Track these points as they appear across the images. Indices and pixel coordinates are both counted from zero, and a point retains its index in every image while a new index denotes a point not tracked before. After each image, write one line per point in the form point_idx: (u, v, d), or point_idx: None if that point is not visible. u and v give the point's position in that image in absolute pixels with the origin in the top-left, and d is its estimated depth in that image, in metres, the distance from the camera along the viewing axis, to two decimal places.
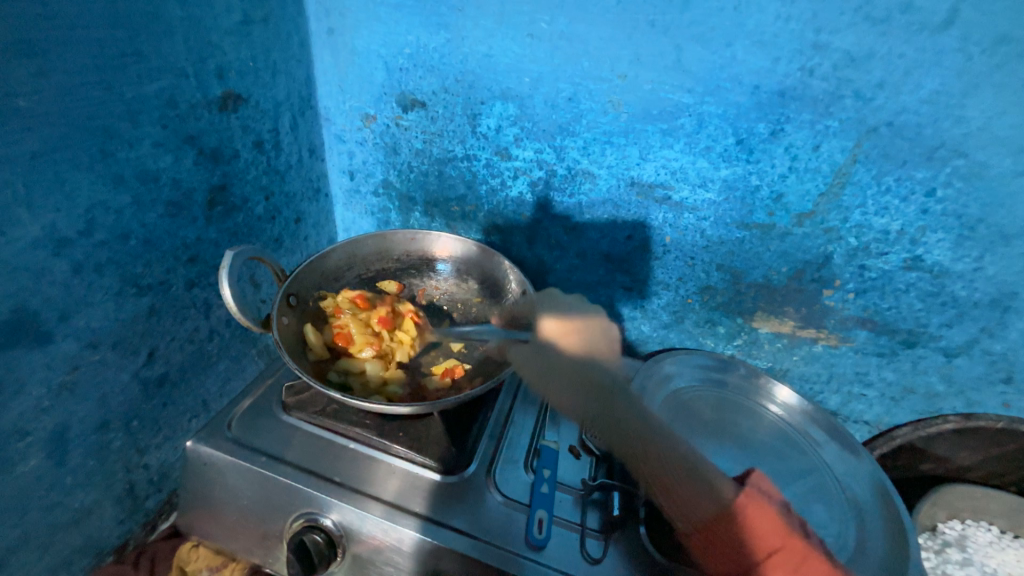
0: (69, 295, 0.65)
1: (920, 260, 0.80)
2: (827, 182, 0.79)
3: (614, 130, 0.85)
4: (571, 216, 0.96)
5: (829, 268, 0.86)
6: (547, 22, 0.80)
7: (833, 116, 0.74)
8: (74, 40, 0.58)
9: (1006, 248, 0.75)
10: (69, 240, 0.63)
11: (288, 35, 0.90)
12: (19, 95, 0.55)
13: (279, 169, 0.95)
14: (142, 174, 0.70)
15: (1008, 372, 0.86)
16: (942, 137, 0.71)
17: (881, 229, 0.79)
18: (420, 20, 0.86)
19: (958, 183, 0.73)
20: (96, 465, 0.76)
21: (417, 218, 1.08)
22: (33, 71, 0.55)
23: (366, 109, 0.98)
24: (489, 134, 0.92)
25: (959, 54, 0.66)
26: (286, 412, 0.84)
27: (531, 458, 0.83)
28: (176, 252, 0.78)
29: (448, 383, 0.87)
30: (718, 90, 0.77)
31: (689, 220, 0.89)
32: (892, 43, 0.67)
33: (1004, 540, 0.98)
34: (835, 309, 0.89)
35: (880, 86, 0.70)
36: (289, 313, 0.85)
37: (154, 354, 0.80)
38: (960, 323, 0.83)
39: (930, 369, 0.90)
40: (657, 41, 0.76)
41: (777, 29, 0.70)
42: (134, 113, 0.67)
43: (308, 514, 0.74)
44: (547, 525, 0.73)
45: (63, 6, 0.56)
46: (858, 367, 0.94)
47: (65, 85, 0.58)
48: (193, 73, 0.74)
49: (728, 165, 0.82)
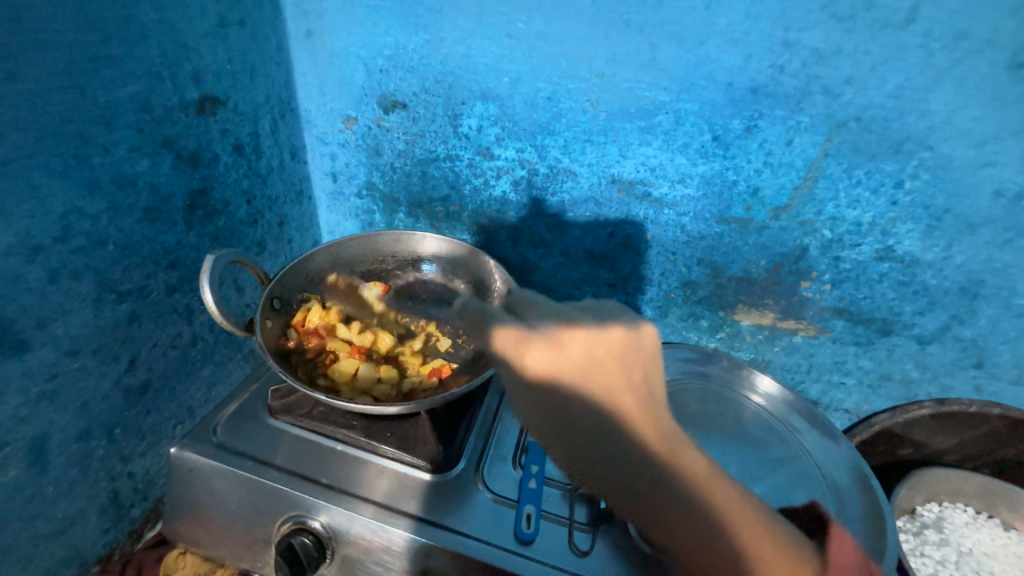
0: (45, 302, 0.64)
1: (892, 251, 0.82)
2: (801, 176, 0.81)
3: (594, 129, 0.86)
4: (554, 215, 0.97)
5: (806, 260, 0.88)
6: (524, 22, 0.80)
7: (804, 112, 0.76)
8: (45, 45, 0.58)
9: (972, 237, 0.78)
10: (44, 247, 0.63)
11: (266, 37, 0.89)
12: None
13: (261, 172, 0.95)
14: (119, 179, 0.69)
15: (978, 357, 0.89)
16: (908, 130, 0.73)
17: (854, 221, 0.82)
18: (398, 21, 0.86)
19: (925, 174, 0.75)
20: (78, 474, 0.75)
21: (402, 219, 1.08)
22: (2, 77, 0.55)
23: (347, 111, 0.98)
24: (470, 135, 0.93)
25: (921, 50, 0.68)
26: (272, 416, 0.84)
27: (519, 455, 0.83)
28: (156, 257, 0.78)
29: (435, 382, 0.87)
30: (693, 87, 0.78)
31: (670, 216, 0.90)
32: (857, 40, 0.69)
33: (980, 521, 1.01)
34: (812, 301, 0.91)
35: (847, 82, 0.72)
36: (272, 317, 0.85)
37: (136, 360, 0.79)
38: (932, 311, 0.86)
39: (905, 356, 0.92)
40: (633, 40, 0.77)
41: (747, 27, 0.72)
42: (108, 118, 0.66)
43: (296, 517, 0.74)
44: (536, 519, 0.74)
45: (32, 10, 0.56)
46: (837, 356, 0.96)
47: (35, 90, 0.58)
48: (169, 76, 0.73)
49: (705, 161, 0.83)
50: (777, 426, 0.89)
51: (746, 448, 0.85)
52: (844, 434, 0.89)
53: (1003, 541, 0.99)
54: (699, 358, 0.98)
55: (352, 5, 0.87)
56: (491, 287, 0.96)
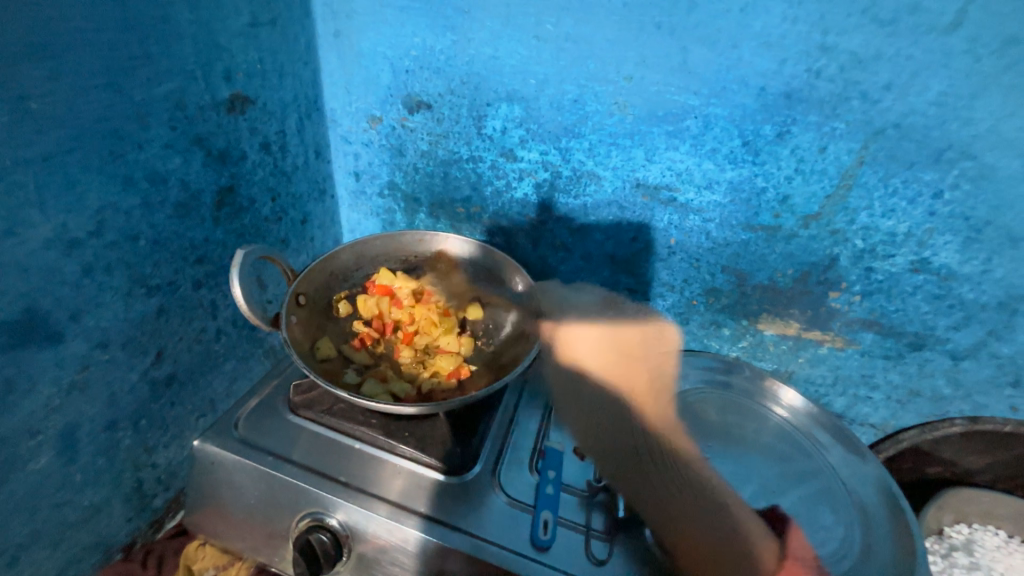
0: (79, 295, 0.66)
1: (927, 263, 0.80)
2: (833, 184, 0.78)
3: (620, 131, 0.85)
4: (577, 218, 0.96)
5: (835, 270, 0.85)
6: (553, 24, 0.80)
7: (839, 118, 0.74)
8: (86, 43, 0.59)
9: (1014, 250, 0.75)
10: (80, 241, 0.64)
11: (296, 37, 0.90)
12: (31, 98, 0.55)
13: (286, 170, 0.96)
14: (152, 175, 0.71)
15: (1016, 375, 0.86)
16: (949, 139, 0.71)
17: (888, 231, 0.79)
18: (426, 22, 0.86)
19: (965, 185, 0.73)
20: (105, 463, 0.76)
21: (422, 219, 1.08)
22: (44, 74, 0.56)
23: (372, 111, 0.98)
24: (494, 136, 0.92)
25: (966, 56, 0.66)
26: (293, 412, 0.85)
27: (535, 459, 0.83)
28: (184, 253, 0.79)
29: (454, 384, 0.87)
30: (724, 92, 0.77)
31: (695, 221, 0.89)
32: (899, 45, 0.67)
33: (1012, 545, 0.97)
34: (841, 312, 0.89)
35: (887, 88, 0.70)
36: (297, 312, 0.86)
37: (163, 353, 0.80)
38: (968, 326, 0.83)
39: (937, 372, 0.89)
40: (663, 43, 0.76)
41: (783, 31, 0.70)
42: (143, 115, 0.67)
43: (314, 513, 0.74)
44: (552, 526, 0.73)
45: (74, 9, 0.57)
46: (864, 369, 0.94)
47: (75, 87, 0.59)
48: (202, 75, 0.74)
49: (734, 166, 0.82)
50: (799, 438, 0.87)
51: (768, 461, 0.83)
52: (870, 450, 0.86)
53: None
54: (720, 367, 0.96)
55: (381, 7, 0.87)
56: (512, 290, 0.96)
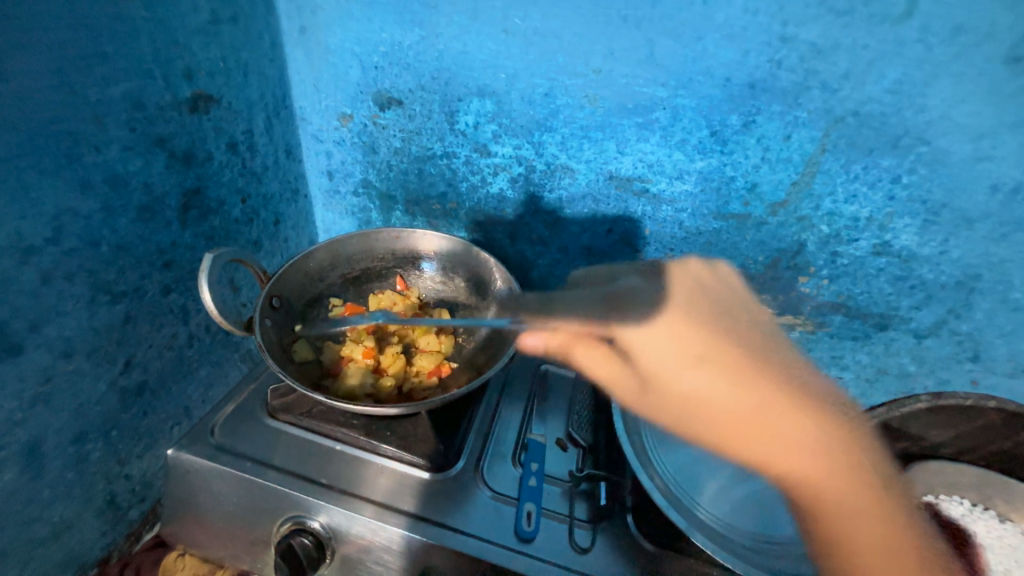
0: (36, 305, 0.63)
1: (889, 245, 0.82)
2: (799, 172, 0.80)
3: (592, 123, 0.85)
4: (554, 212, 0.96)
5: (803, 255, 0.88)
6: (521, 18, 0.80)
7: (802, 107, 0.76)
8: (34, 41, 0.57)
9: (969, 231, 0.78)
10: (37, 248, 0.62)
11: (260, 35, 0.88)
12: None
13: (255, 171, 0.94)
14: (112, 178, 0.68)
15: (974, 351, 0.90)
16: (905, 125, 0.73)
17: (851, 216, 0.82)
18: (393, 17, 0.85)
19: (922, 169, 0.75)
20: (75, 477, 0.74)
21: (399, 216, 1.08)
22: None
23: (342, 108, 0.97)
24: (467, 131, 0.92)
25: (918, 45, 0.68)
26: (272, 418, 0.83)
27: (518, 452, 0.83)
28: (150, 258, 0.77)
29: (436, 381, 0.88)
30: (691, 83, 0.78)
31: (668, 212, 0.90)
32: (855, 35, 0.69)
33: (976, 513, 0.99)
34: (810, 296, 0.92)
35: (845, 77, 0.72)
36: (271, 315, 0.84)
37: (131, 362, 0.78)
38: (929, 305, 0.86)
39: (901, 350, 0.93)
40: (631, 35, 0.77)
41: (745, 22, 0.72)
42: (100, 117, 0.65)
43: (295, 517, 0.73)
44: (536, 517, 0.74)
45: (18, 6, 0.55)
46: (834, 351, 0.97)
47: (23, 88, 0.57)
48: (161, 74, 0.72)
49: (704, 157, 0.83)
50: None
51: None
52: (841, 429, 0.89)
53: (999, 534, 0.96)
54: None
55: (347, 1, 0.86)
56: (491, 286, 0.96)
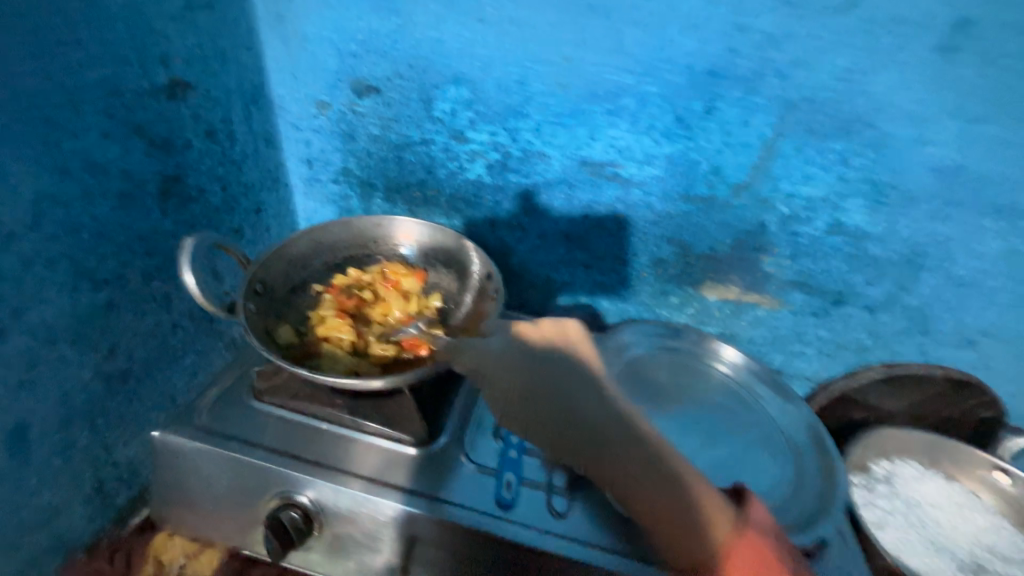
0: (18, 290, 0.64)
1: (843, 226, 0.88)
2: (759, 156, 0.85)
3: (565, 109, 0.88)
4: (530, 198, 1.00)
5: (766, 236, 0.93)
6: (494, 7, 0.83)
7: (759, 93, 0.80)
8: (9, 26, 0.57)
9: (914, 210, 0.84)
10: (17, 233, 0.63)
11: (237, 24, 0.89)
12: None
13: (235, 158, 0.95)
14: (90, 165, 0.69)
15: (923, 323, 0.96)
16: (854, 110, 0.78)
17: (809, 198, 0.87)
18: (370, 6, 0.87)
19: (870, 152, 0.81)
20: (61, 462, 0.75)
21: (380, 205, 1.10)
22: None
23: (320, 97, 0.98)
24: (444, 119, 0.95)
25: (862, 34, 0.73)
26: (259, 401, 0.85)
27: (498, 426, 0.87)
28: (132, 245, 0.78)
29: (415, 358, 0.89)
30: (656, 70, 0.82)
31: (639, 196, 0.94)
32: (806, 26, 0.74)
33: (928, 475, 1.06)
34: (774, 276, 0.97)
35: (797, 64, 0.77)
36: (255, 300, 0.86)
37: (116, 348, 0.79)
38: (881, 281, 0.92)
39: (858, 325, 0.99)
40: (599, 25, 0.80)
41: (704, 13, 0.76)
42: (76, 103, 0.66)
43: (285, 494, 0.76)
44: (515, 486, 0.78)
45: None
46: (798, 327, 1.03)
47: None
48: (138, 60, 0.73)
49: (670, 142, 0.87)
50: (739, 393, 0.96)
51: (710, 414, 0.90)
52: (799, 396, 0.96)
53: (948, 493, 1.04)
54: (668, 332, 1.03)
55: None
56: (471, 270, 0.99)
